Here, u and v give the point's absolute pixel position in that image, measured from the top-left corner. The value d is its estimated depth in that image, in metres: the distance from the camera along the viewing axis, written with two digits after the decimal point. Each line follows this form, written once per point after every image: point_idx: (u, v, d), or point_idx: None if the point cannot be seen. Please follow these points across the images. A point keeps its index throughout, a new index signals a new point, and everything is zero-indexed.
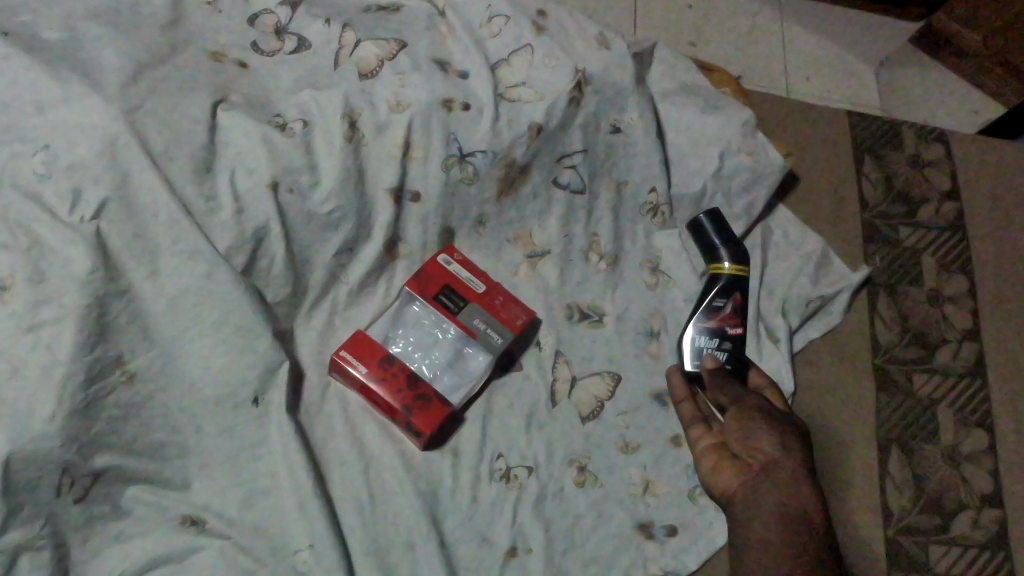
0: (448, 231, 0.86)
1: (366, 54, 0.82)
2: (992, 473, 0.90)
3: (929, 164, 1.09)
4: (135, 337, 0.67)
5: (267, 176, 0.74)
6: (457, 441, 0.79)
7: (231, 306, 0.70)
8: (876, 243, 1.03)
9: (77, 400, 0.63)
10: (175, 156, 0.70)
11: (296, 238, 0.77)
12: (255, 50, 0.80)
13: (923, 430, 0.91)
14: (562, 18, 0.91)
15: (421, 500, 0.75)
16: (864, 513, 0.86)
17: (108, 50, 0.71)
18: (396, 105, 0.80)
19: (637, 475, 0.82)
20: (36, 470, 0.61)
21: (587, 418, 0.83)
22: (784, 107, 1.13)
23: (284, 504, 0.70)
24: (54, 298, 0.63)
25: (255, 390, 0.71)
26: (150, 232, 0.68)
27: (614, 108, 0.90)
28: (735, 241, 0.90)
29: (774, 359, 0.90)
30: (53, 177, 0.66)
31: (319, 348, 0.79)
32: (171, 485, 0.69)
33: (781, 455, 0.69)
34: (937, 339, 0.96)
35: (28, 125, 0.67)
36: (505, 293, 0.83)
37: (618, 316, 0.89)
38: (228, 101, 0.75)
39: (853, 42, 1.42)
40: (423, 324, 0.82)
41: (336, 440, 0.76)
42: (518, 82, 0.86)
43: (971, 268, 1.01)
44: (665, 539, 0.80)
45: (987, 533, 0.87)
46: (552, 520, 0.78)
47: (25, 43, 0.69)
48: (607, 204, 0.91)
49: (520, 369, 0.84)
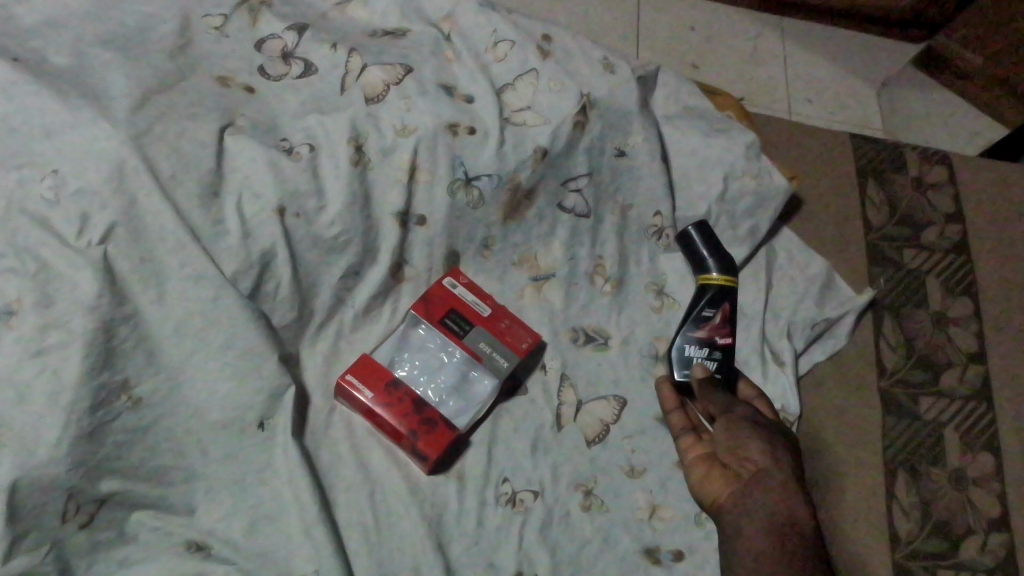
0: (454, 254, 0.86)
1: (372, 79, 0.82)
2: (999, 497, 0.89)
3: (934, 186, 1.09)
4: (142, 362, 0.67)
5: (274, 201, 0.74)
6: (462, 464, 0.79)
7: (238, 329, 0.70)
8: (881, 265, 1.03)
9: (82, 426, 0.63)
10: (183, 180, 0.71)
11: (303, 262, 0.77)
12: (262, 75, 0.81)
13: (930, 453, 0.91)
14: (567, 43, 0.92)
15: (426, 525, 0.74)
16: (871, 537, 0.86)
17: (118, 76, 0.72)
18: (402, 130, 0.80)
19: (643, 499, 0.82)
20: (42, 495, 0.61)
21: (593, 441, 0.83)
22: (788, 131, 1.14)
23: (290, 530, 0.70)
24: (62, 323, 0.63)
25: (260, 414, 0.71)
26: (157, 256, 0.68)
27: (618, 132, 0.91)
28: (724, 251, 0.89)
29: (779, 381, 0.90)
30: (62, 203, 0.67)
31: (324, 372, 0.79)
32: (175, 510, 0.68)
33: (768, 462, 0.69)
34: (943, 362, 0.96)
35: (37, 149, 0.68)
36: (510, 316, 0.83)
37: (624, 339, 0.89)
38: (235, 126, 0.76)
39: (847, 60, 1.43)
40: (428, 347, 0.81)
41: (341, 464, 0.76)
42: (523, 107, 0.87)
43: (976, 292, 1.02)
44: (672, 565, 0.79)
45: (996, 557, 0.86)
46: (559, 545, 0.78)
47: (36, 69, 0.71)
48: (611, 227, 0.91)
49: (525, 393, 0.84)
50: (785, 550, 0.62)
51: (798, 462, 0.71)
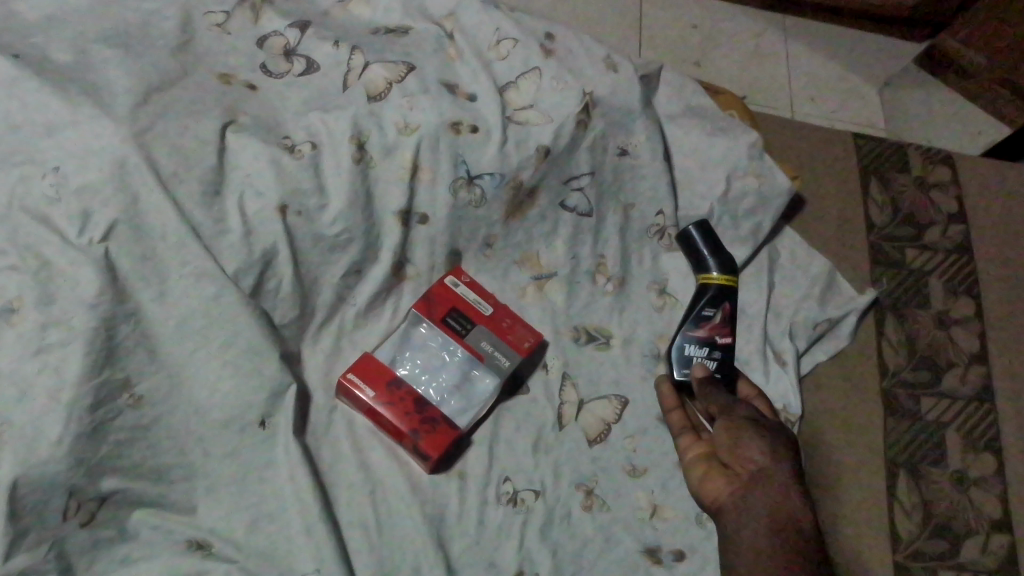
0: (456, 252, 0.86)
1: (375, 76, 0.82)
2: (1000, 497, 0.89)
3: (936, 185, 1.09)
4: (143, 360, 0.67)
5: (276, 199, 0.74)
6: (463, 463, 0.79)
7: (239, 328, 0.69)
8: (882, 264, 1.03)
9: (84, 424, 0.63)
10: (185, 178, 0.70)
11: (304, 261, 0.77)
12: (264, 72, 0.81)
13: (931, 454, 0.91)
14: (570, 41, 0.91)
15: (427, 525, 0.74)
16: (872, 538, 0.86)
17: (119, 73, 0.72)
18: (405, 128, 0.80)
19: (644, 499, 0.82)
20: (43, 494, 0.61)
21: (594, 441, 0.83)
22: (791, 130, 1.14)
23: (292, 528, 0.70)
24: (62, 321, 0.63)
25: (262, 413, 0.71)
26: (159, 254, 0.68)
27: (621, 131, 0.91)
28: (725, 250, 0.89)
29: (780, 381, 0.89)
30: (63, 200, 0.66)
31: (326, 370, 0.79)
32: (176, 508, 0.68)
33: (769, 461, 0.69)
34: (944, 363, 0.96)
35: (38, 146, 0.68)
36: (511, 315, 0.83)
37: (625, 339, 0.89)
38: (237, 123, 0.75)
39: (849, 59, 1.43)
40: (429, 346, 0.81)
41: (342, 463, 0.76)
42: (526, 105, 0.87)
43: (978, 292, 1.01)
44: (672, 564, 0.79)
45: (997, 558, 0.86)
46: (559, 545, 0.78)
47: (36, 65, 0.70)
48: (614, 226, 0.91)
49: (526, 392, 0.84)
50: (788, 550, 0.62)
51: (799, 462, 0.71)
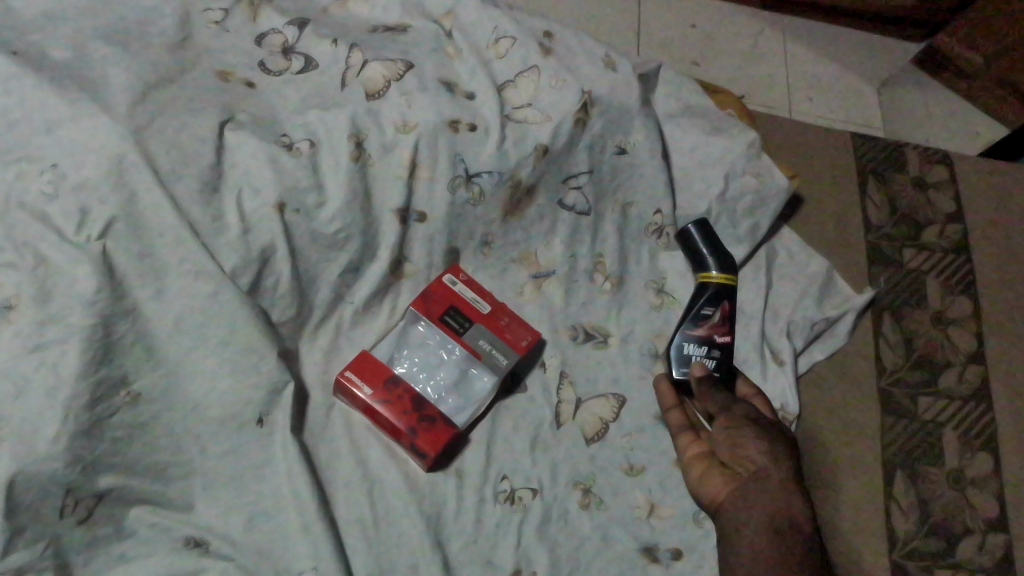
0: (454, 251, 0.86)
1: (373, 74, 0.82)
2: (997, 497, 0.89)
3: (934, 185, 1.09)
4: (141, 357, 0.67)
5: (274, 197, 0.74)
6: (461, 461, 0.79)
7: (237, 325, 0.69)
8: (880, 264, 1.03)
9: (81, 421, 0.63)
10: (183, 175, 0.70)
11: (302, 259, 0.77)
12: (262, 70, 0.81)
13: (928, 453, 0.91)
14: (568, 40, 0.91)
15: (425, 523, 0.74)
16: (869, 537, 0.86)
17: (117, 69, 0.72)
18: (402, 126, 0.80)
19: (642, 497, 0.82)
20: (40, 490, 0.61)
21: (592, 439, 0.83)
22: (790, 129, 1.14)
23: (289, 526, 0.70)
24: (60, 318, 0.63)
25: (260, 410, 0.71)
26: (157, 251, 0.68)
27: (619, 130, 0.91)
28: (724, 250, 0.89)
29: (778, 380, 0.90)
30: (60, 196, 0.66)
31: (324, 369, 0.79)
32: (173, 506, 0.68)
33: (769, 461, 0.69)
34: (941, 363, 0.96)
35: (36, 143, 0.68)
36: (510, 313, 0.83)
37: (623, 337, 0.89)
38: (235, 120, 0.75)
39: (848, 59, 1.43)
40: (428, 344, 0.81)
41: (340, 461, 0.76)
42: (524, 104, 0.87)
43: (975, 292, 1.02)
44: (670, 562, 0.79)
45: (993, 557, 0.86)
46: (557, 543, 0.78)
47: (34, 62, 0.70)
48: (612, 225, 0.91)
49: (525, 391, 0.84)
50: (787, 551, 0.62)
51: (798, 461, 0.72)
